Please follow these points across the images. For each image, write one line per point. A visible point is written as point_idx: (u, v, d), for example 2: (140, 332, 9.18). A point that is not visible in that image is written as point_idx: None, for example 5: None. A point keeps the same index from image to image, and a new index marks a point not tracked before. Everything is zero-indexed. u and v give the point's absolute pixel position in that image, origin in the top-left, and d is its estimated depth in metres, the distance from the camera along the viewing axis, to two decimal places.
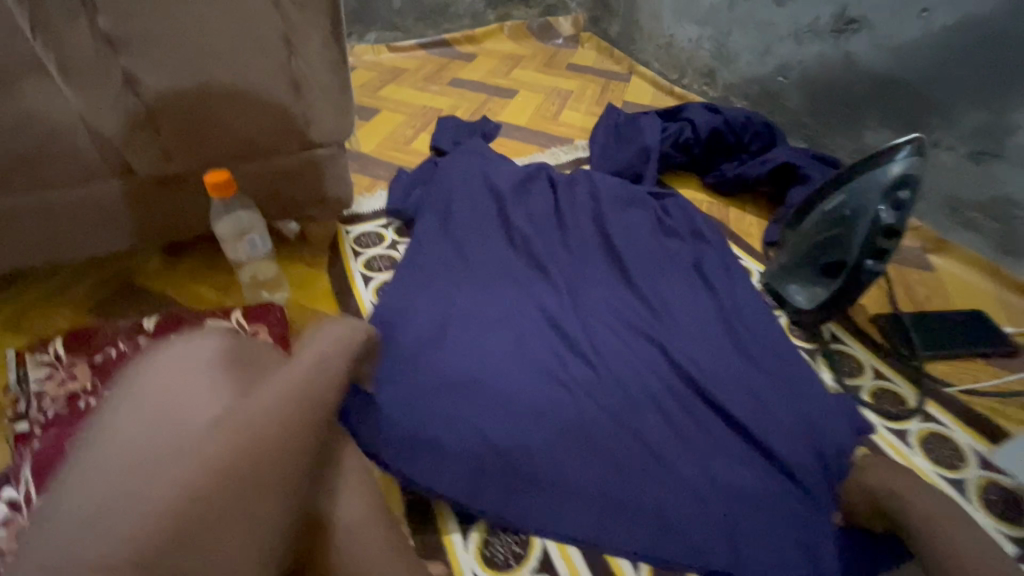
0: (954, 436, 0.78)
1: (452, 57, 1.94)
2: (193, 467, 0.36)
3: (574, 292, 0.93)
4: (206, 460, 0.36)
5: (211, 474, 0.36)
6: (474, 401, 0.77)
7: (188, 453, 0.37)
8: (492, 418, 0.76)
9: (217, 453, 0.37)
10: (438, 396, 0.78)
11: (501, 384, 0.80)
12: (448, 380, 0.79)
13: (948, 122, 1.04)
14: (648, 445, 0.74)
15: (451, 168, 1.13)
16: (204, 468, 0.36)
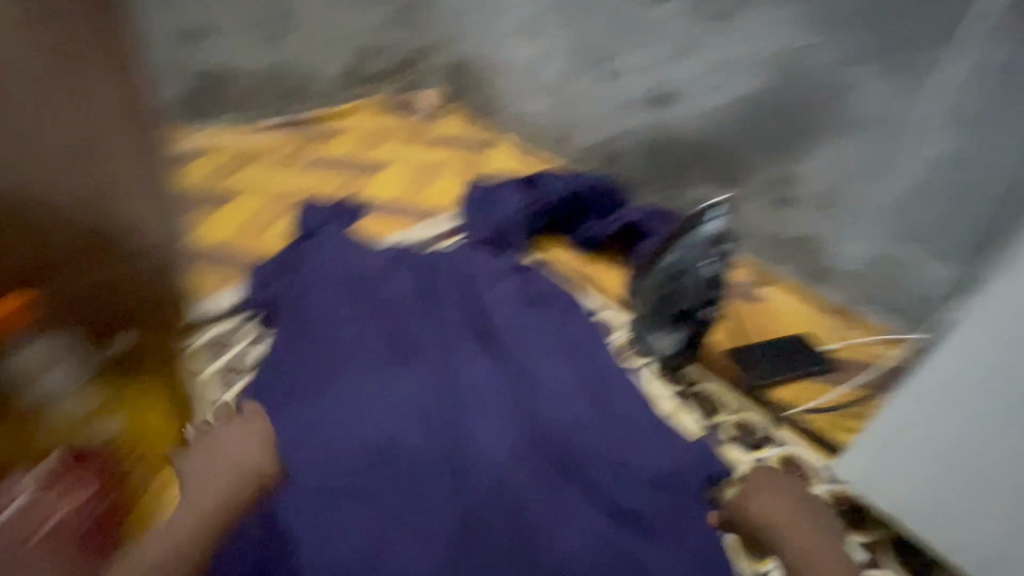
0: (799, 453, 0.88)
1: (310, 135, 1.90)
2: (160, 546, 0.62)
3: (446, 378, 0.94)
4: (174, 533, 0.63)
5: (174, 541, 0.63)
6: (337, 522, 0.76)
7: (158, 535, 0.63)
8: (360, 538, 0.75)
9: (183, 529, 0.64)
10: (300, 524, 0.75)
11: (371, 495, 0.79)
12: (311, 503, 0.77)
13: (751, 176, 1.22)
14: (519, 531, 0.77)
15: (311, 260, 1.09)
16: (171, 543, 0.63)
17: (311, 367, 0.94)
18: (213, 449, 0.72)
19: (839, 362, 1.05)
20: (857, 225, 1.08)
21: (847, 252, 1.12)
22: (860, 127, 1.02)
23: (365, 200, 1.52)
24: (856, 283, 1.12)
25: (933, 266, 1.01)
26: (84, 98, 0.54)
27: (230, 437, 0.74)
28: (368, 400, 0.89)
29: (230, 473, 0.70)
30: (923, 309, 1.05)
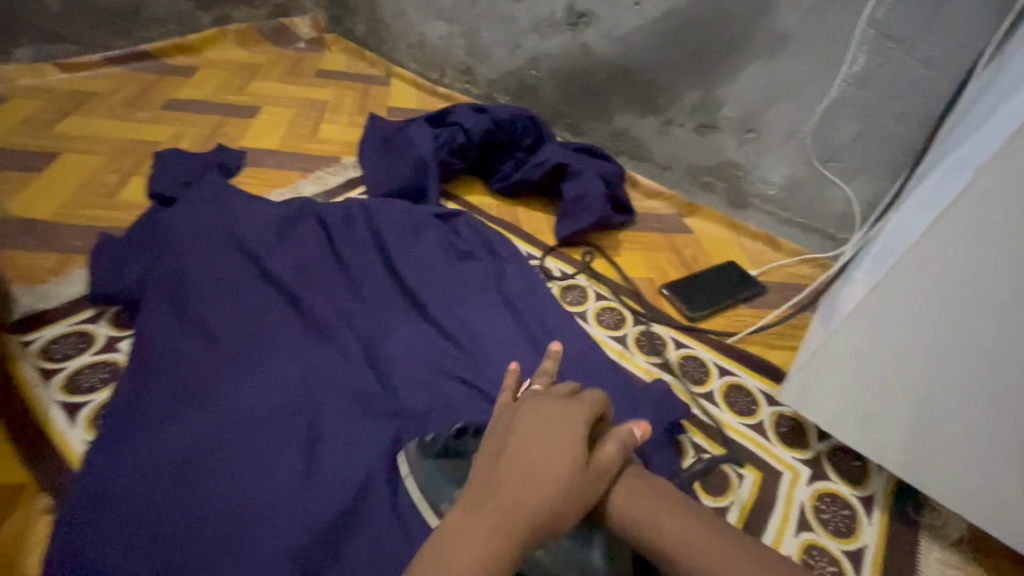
0: (746, 382, 0.87)
1: (163, 71, 1.56)
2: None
3: (369, 349, 0.80)
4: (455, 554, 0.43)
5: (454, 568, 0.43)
6: (247, 545, 0.60)
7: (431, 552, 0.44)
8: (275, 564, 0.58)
9: (482, 546, 0.43)
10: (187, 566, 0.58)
11: (272, 504, 0.63)
12: (187, 531, 0.60)
13: (673, 102, 1.17)
14: None
15: (183, 228, 0.88)
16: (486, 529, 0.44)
17: (200, 355, 0.76)
18: (509, 428, 0.52)
19: (767, 286, 1.06)
20: (779, 147, 1.08)
21: (768, 176, 1.11)
22: (781, 44, 0.99)
23: (242, 149, 1.26)
24: (777, 208, 1.13)
25: (847, 185, 1.03)
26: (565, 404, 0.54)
27: (548, 411, 0.52)
28: (283, 382, 0.75)
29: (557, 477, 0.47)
30: (838, 227, 1.08)
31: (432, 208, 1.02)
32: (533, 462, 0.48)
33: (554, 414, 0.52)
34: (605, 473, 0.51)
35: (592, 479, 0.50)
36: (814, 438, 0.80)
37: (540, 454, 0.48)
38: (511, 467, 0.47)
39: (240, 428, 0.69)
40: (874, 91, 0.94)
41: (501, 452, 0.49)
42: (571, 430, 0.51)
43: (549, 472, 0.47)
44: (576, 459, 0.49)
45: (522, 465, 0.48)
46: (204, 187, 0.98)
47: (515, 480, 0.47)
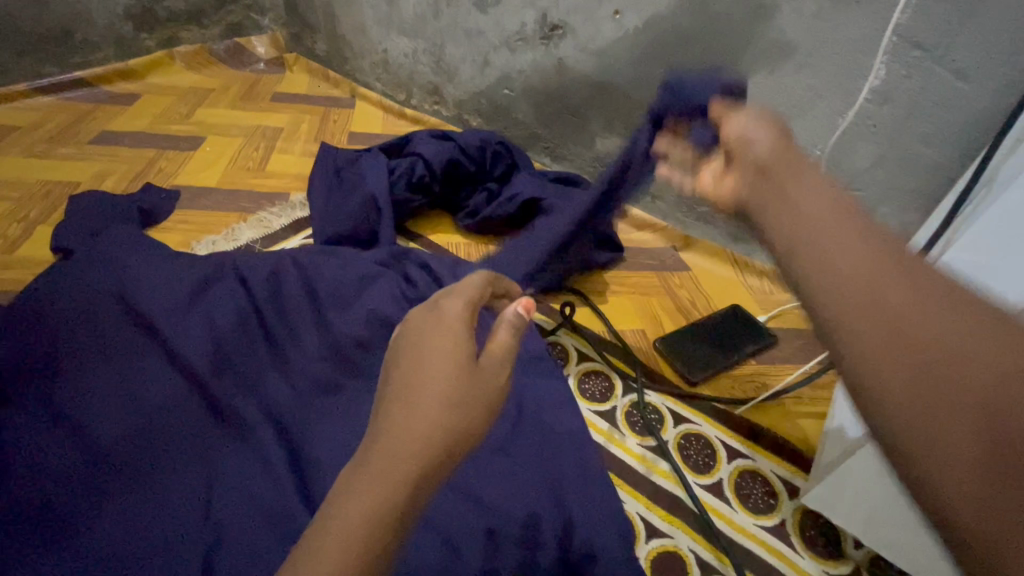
0: (761, 465, 0.71)
1: (100, 101, 1.42)
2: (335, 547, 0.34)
3: (293, 450, 0.65)
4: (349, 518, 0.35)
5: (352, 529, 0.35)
6: None
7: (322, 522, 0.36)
8: None
9: (370, 499, 0.36)
10: None
11: None
12: None
13: (662, 122, 1.02)
14: None
15: (70, 296, 0.72)
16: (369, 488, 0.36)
17: (72, 468, 0.60)
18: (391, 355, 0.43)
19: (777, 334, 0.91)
20: None
21: None
22: (783, 55, 0.85)
23: (176, 188, 1.11)
24: None
25: (868, 217, 0.89)
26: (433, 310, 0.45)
27: (417, 326, 0.44)
28: (174, 503, 0.59)
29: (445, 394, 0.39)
30: None
31: (382, 257, 0.87)
32: (413, 382, 0.39)
33: (426, 326, 0.43)
34: (501, 359, 0.43)
35: (489, 374, 0.42)
36: (850, 544, 0.64)
37: (418, 372, 0.40)
38: (389, 402, 0.39)
39: (107, 572, 0.54)
40: (897, 108, 0.79)
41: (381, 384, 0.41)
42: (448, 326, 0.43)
43: (434, 382, 0.39)
44: (459, 359, 0.41)
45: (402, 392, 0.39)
46: (109, 241, 0.83)
47: (394, 420, 0.38)
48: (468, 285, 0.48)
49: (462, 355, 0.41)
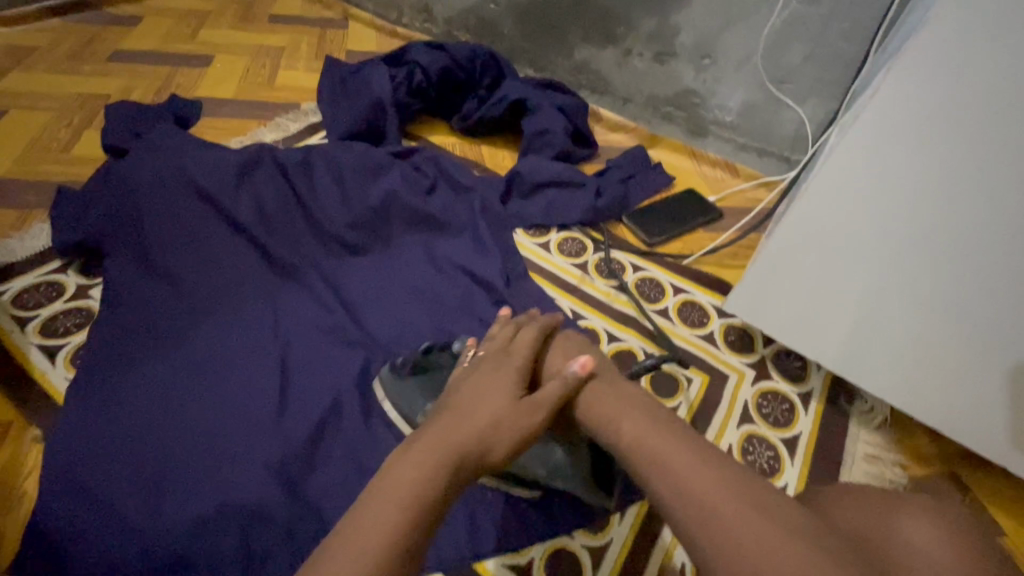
0: (699, 299, 0.92)
1: (107, 22, 1.50)
2: (407, 479, 0.46)
3: (336, 289, 0.84)
4: (403, 477, 0.46)
5: (404, 487, 0.46)
6: (223, 464, 0.65)
7: (378, 486, 0.47)
8: (252, 477, 0.64)
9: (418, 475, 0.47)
10: (172, 484, 0.63)
11: (247, 430, 0.68)
12: (169, 454, 0.65)
13: (631, 30, 1.16)
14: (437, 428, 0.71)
15: (139, 173, 0.87)
16: (420, 468, 0.47)
17: (170, 297, 0.78)
18: (460, 387, 0.58)
19: (723, 211, 1.10)
20: (733, 73, 1.09)
21: (724, 102, 1.13)
22: None
23: (197, 99, 1.24)
24: (734, 133, 1.16)
25: (800, 107, 1.06)
26: (503, 361, 0.59)
27: (482, 372, 0.58)
28: (254, 321, 0.78)
29: (489, 420, 0.52)
30: (792, 149, 1.11)
31: (392, 147, 1.03)
32: (473, 407, 0.53)
33: (488, 371, 0.58)
34: (543, 403, 0.55)
35: (530, 406, 0.55)
36: (760, 344, 0.86)
37: (472, 409, 0.53)
38: (450, 416, 0.53)
39: (214, 363, 0.73)
40: (823, 9, 0.94)
41: (450, 404, 0.55)
42: (504, 375, 0.57)
43: (487, 407, 0.53)
44: (500, 400, 0.54)
45: (463, 411, 0.53)
46: (158, 135, 0.97)
47: (455, 422, 0.52)
48: (525, 339, 0.62)
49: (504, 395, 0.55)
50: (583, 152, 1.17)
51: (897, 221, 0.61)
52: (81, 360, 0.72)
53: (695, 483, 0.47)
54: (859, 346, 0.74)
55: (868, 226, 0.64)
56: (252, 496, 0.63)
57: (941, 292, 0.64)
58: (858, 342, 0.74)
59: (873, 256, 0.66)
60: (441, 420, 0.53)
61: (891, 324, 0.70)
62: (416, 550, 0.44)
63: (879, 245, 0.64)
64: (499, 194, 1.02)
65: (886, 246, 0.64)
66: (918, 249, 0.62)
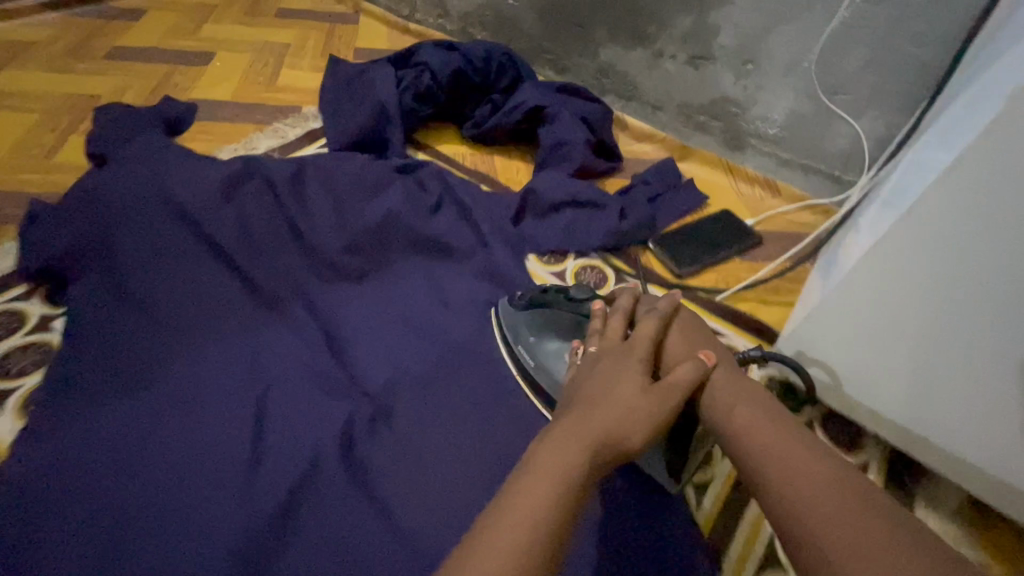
0: (735, 343, 0.81)
1: (108, 16, 1.42)
2: (556, 462, 0.44)
3: (326, 323, 0.75)
4: (540, 478, 0.43)
5: (540, 488, 0.42)
6: (180, 536, 0.57)
7: (514, 481, 0.44)
8: (210, 555, 0.56)
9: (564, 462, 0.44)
10: (120, 561, 0.55)
11: (211, 495, 0.59)
12: (118, 524, 0.57)
13: (663, 30, 1.03)
14: (429, 498, 0.62)
15: (113, 188, 0.79)
16: (561, 453, 0.45)
17: (137, 331, 0.70)
18: (583, 371, 0.55)
19: (762, 236, 0.98)
20: (779, 80, 0.96)
21: (767, 112, 1.00)
22: None
23: (193, 101, 1.16)
24: (777, 147, 1.03)
25: (856, 120, 0.92)
26: (627, 346, 0.56)
27: (604, 360, 0.55)
28: (227, 360, 0.70)
29: (630, 401, 0.49)
30: (844, 169, 0.98)
31: (393, 161, 0.93)
32: (605, 391, 0.50)
33: (610, 356, 0.54)
34: (675, 391, 0.52)
35: (666, 391, 0.51)
36: (806, 404, 0.74)
37: (603, 400, 0.50)
38: (584, 406, 0.49)
39: (180, 412, 0.65)
40: (892, 7, 0.80)
41: (575, 390, 0.53)
42: (632, 360, 0.54)
43: (623, 391, 0.50)
44: (635, 389, 0.50)
45: (594, 395, 0.50)
46: (141, 143, 0.88)
47: (591, 404, 0.49)
48: (647, 321, 0.58)
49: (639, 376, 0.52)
50: (605, 166, 1.06)
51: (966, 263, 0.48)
52: (33, 405, 0.64)
53: (800, 462, 0.46)
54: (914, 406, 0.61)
55: (947, 281, 0.50)
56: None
57: None
58: (912, 401, 0.61)
59: (953, 317, 0.52)
60: (574, 412, 0.49)
61: (968, 403, 0.56)
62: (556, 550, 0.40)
63: (944, 290, 0.51)
64: (512, 214, 0.92)
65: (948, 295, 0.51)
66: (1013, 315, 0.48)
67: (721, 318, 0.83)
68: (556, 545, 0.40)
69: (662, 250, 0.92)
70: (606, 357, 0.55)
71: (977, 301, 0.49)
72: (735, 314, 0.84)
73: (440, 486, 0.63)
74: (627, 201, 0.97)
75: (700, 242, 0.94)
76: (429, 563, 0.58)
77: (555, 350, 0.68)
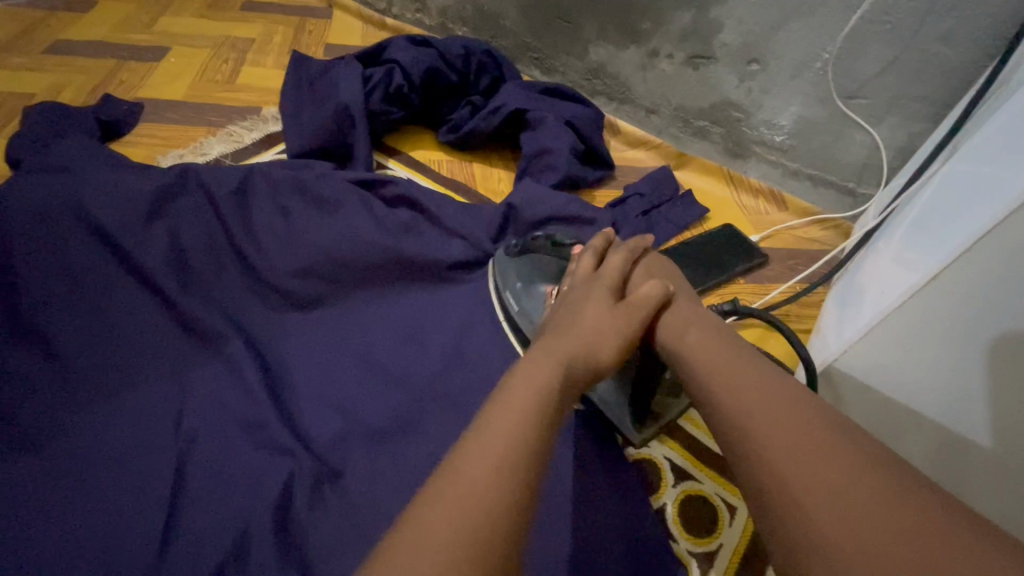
0: None
1: (52, 7, 1.30)
2: (526, 383, 0.42)
3: (268, 362, 0.64)
4: (517, 401, 0.40)
5: (516, 409, 0.39)
6: None
7: (488, 400, 0.41)
8: None
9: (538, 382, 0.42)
10: None
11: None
12: None
13: (660, 27, 0.94)
14: None
15: (21, 201, 0.67)
16: (536, 377, 0.42)
17: (38, 375, 0.59)
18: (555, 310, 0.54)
19: (768, 255, 0.88)
20: (788, 82, 0.86)
21: (774, 118, 0.91)
22: None
23: (138, 101, 1.04)
24: (784, 156, 0.94)
25: (874, 128, 0.83)
26: (594, 281, 0.56)
27: (572, 293, 0.55)
28: (145, 413, 0.59)
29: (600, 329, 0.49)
30: (858, 181, 0.89)
31: (354, 173, 0.81)
32: (575, 323, 0.50)
33: (578, 293, 0.54)
34: (641, 308, 0.52)
35: (631, 311, 0.51)
36: None
37: (571, 326, 0.49)
38: (553, 332, 0.49)
39: (81, 476, 0.54)
40: (922, 1, 0.71)
41: (546, 327, 0.52)
42: (600, 294, 0.53)
43: (592, 321, 0.50)
44: (601, 313, 0.51)
45: (565, 327, 0.49)
46: (63, 149, 0.77)
47: (561, 330, 0.49)
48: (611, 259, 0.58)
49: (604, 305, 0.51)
50: (594, 175, 0.96)
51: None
52: None
53: (779, 409, 0.41)
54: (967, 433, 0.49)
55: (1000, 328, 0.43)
56: None
57: None
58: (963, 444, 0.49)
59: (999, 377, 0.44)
60: (545, 337, 0.49)
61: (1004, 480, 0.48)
62: (536, 461, 0.37)
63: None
64: (490, 233, 0.81)
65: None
66: None
67: None
68: (531, 477, 0.36)
69: None
70: (574, 294, 0.55)
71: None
72: None
73: None
74: (620, 216, 0.87)
75: (698, 260, 0.85)
76: None
77: (545, 295, 0.68)
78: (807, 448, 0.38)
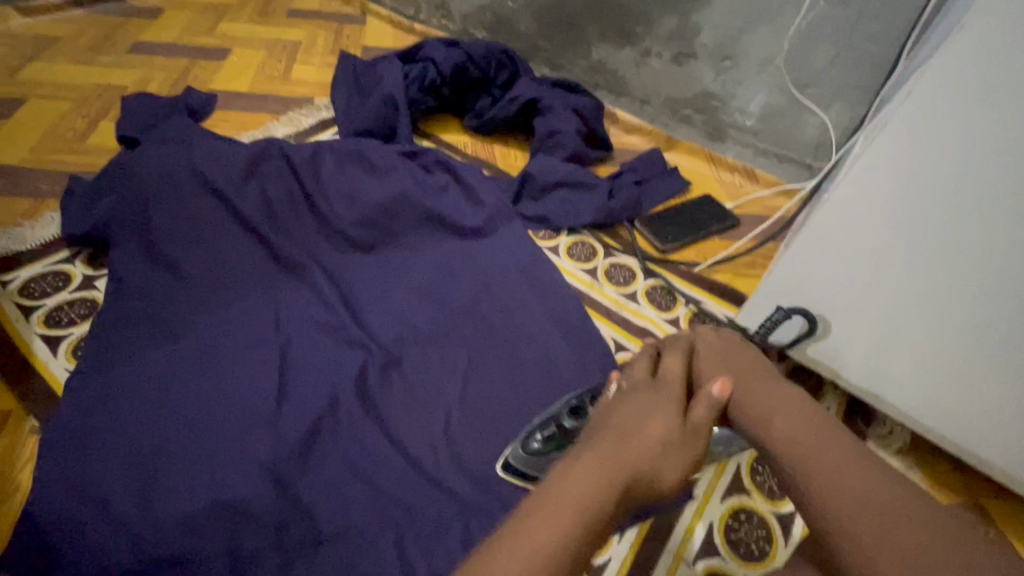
0: (712, 309, 0.90)
1: (127, 14, 1.50)
2: (583, 483, 0.44)
3: (344, 284, 0.83)
4: (566, 498, 0.43)
5: (565, 512, 0.42)
6: (217, 459, 0.64)
7: (544, 498, 0.43)
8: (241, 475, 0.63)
9: (594, 483, 0.44)
10: (161, 483, 0.62)
11: (243, 427, 0.67)
12: (160, 450, 0.64)
13: (649, 29, 1.13)
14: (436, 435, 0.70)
15: (147, 163, 0.86)
16: (585, 479, 0.44)
17: (172, 290, 0.78)
18: (612, 406, 0.56)
19: (739, 218, 1.06)
20: (755, 74, 1.05)
21: (745, 105, 1.09)
22: None
23: (213, 92, 1.24)
24: (754, 138, 1.12)
25: (823, 112, 1.01)
26: (660, 388, 0.56)
27: (636, 398, 0.55)
28: (253, 317, 0.78)
29: (662, 442, 0.50)
30: (814, 157, 1.07)
31: (400, 146, 1.01)
32: (635, 431, 0.51)
33: (641, 399, 0.55)
34: (703, 433, 0.53)
35: (692, 436, 0.52)
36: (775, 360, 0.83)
37: (638, 435, 0.50)
38: (614, 439, 0.49)
39: (212, 357, 0.73)
40: (851, 10, 0.90)
41: (602, 426, 0.53)
42: (660, 401, 0.54)
43: (648, 431, 0.51)
44: (668, 426, 0.52)
45: (622, 433, 0.50)
46: (170, 126, 0.96)
47: (619, 436, 0.50)
48: (670, 365, 0.59)
49: (672, 416, 0.53)
50: (597, 154, 1.15)
51: (981, 223, 0.52)
52: (83, 349, 0.72)
53: (857, 478, 0.46)
54: (886, 345, 0.67)
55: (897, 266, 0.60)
56: (245, 496, 0.62)
57: (959, 344, 0.62)
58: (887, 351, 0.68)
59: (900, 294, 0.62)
60: (605, 435, 0.51)
61: (906, 367, 0.68)
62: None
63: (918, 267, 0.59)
64: (512, 196, 1.00)
65: (933, 246, 0.56)
66: (943, 293, 0.59)
67: (700, 289, 0.92)
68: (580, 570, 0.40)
69: (648, 228, 1.01)
70: (638, 401, 0.55)
71: (923, 286, 0.60)
72: (713, 285, 0.93)
73: (442, 423, 0.71)
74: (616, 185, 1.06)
75: (680, 221, 1.03)
76: (434, 486, 0.66)
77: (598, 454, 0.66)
78: (888, 501, 0.44)
